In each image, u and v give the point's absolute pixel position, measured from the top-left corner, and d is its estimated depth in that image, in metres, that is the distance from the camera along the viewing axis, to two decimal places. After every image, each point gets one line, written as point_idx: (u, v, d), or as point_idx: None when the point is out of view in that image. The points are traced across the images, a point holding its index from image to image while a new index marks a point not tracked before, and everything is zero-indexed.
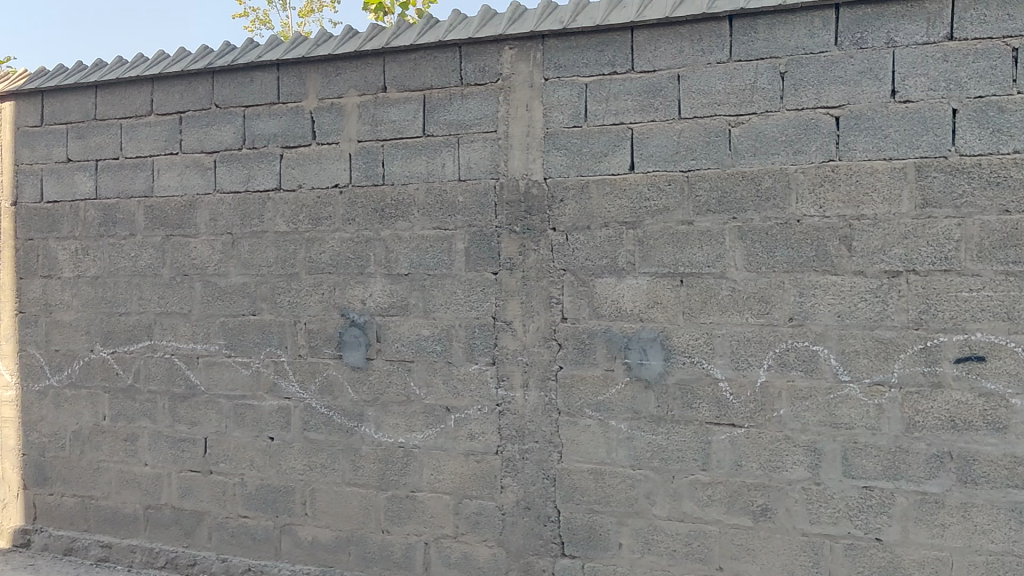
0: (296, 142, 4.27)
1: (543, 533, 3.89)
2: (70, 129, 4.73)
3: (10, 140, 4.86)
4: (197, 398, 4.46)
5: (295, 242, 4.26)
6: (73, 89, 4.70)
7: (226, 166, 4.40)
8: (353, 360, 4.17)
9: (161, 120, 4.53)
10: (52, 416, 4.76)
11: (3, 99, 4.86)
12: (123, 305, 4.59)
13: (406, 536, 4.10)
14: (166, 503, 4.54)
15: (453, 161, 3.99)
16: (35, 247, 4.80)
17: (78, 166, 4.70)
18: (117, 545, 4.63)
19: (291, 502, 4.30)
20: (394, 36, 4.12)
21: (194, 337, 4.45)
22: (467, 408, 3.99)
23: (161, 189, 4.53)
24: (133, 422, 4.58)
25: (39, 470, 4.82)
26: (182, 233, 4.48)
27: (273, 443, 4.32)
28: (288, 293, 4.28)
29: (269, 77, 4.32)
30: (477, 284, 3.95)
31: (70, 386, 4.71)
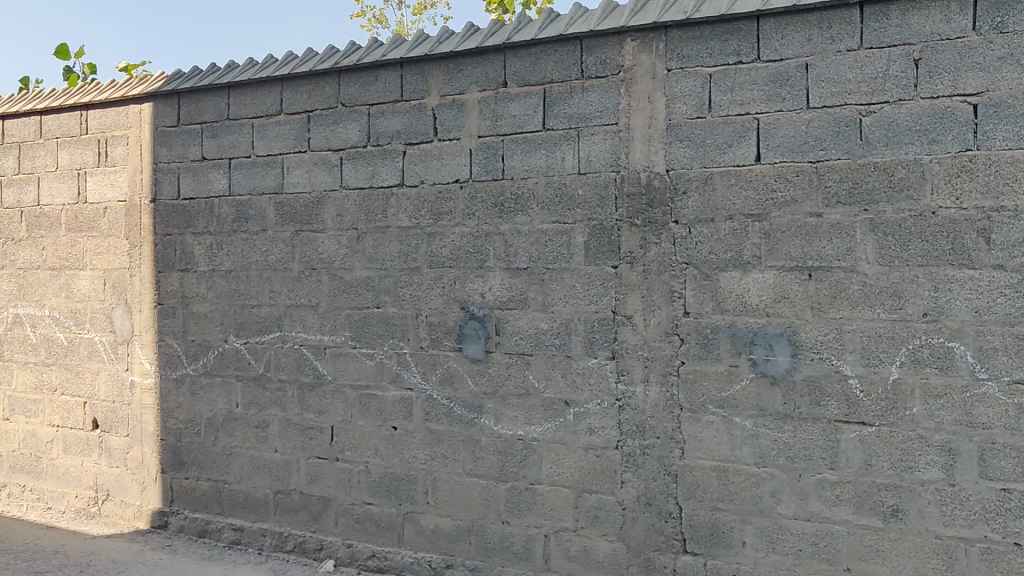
0: (418, 139, 4.34)
1: (664, 529, 3.86)
2: (205, 129, 4.91)
3: (150, 140, 5.05)
4: (324, 387, 4.58)
5: (417, 237, 4.34)
6: (207, 91, 4.88)
7: (351, 162, 4.51)
8: (473, 352, 4.22)
9: (290, 119, 4.66)
10: (189, 403, 4.94)
11: (143, 101, 5.06)
12: (255, 298, 4.75)
13: (526, 528, 4.13)
14: (295, 489, 4.67)
15: (573, 154, 3.99)
16: (172, 242, 4.99)
17: (213, 164, 4.89)
18: (249, 528, 4.78)
19: (413, 490, 4.39)
20: (515, 30, 4.14)
21: (321, 328, 4.58)
22: (586, 402, 3.99)
23: (290, 186, 4.67)
24: (263, 410, 4.74)
25: (176, 455, 5.00)
26: (310, 228, 4.62)
27: (396, 432, 4.41)
28: (410, 286, 4.36)
29: (393, 75, 4.40)
30: (597, 279, 3.94)
31: (206, 374, 4.89)
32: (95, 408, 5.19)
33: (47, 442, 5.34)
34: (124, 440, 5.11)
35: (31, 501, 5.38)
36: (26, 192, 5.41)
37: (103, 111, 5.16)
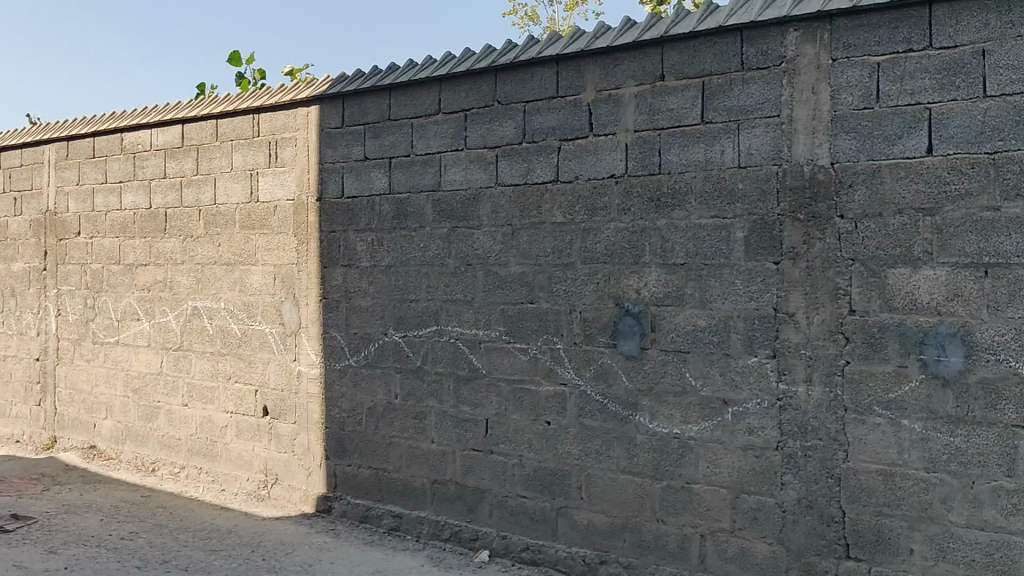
0: (574, 135, 4.32)
1: (826, 533, 3.72)
2: (367, 129, 5.02)
3: (316, 141, 5.23)
4: (479, 380, 4.61)
5: (572, 233, 4.32)
6: (369, 92, 4.99)
7: (507, 160, 4.51)
8: (628, 349, 4.17)
9: (448, 118, 4.71)
10: (351, 393, 5.08)
11: (310, 103, 5.23)
12: (413, 292, 4.84)
13: (682, 527, 4.04)
14: (451, 479, 4.70)
15: (733, 148, 3.92)
16: (336, 238, 5.15)
17: (374, 164, 4.99)
18: (407, 516, 4.84)
19: (567, 485, 4.34)
20: (673, 24, 4.09)
21: (477, 322, 4.62)
22: (746, 401, 3.90)
23: (447, 184, 4.72)
24: (421, 402, 4.81)
25: (339, 443, 5.13)
26: (466, 225, 4.65)
27: (550, 427, 4.39)
28: (565, 282, 4.34)
29: (549, 72, 4.39)
30: (758, 275, 3.85)
31: (367, 366, 5.01)
32: (266, 396, 5.43)
33: (222, 426, 5.64)
34: (292, 426, 5.32)
35: (206, 481, 5.70)
36: (204, 192, 5.71)
37: (274, 114, 5.38)
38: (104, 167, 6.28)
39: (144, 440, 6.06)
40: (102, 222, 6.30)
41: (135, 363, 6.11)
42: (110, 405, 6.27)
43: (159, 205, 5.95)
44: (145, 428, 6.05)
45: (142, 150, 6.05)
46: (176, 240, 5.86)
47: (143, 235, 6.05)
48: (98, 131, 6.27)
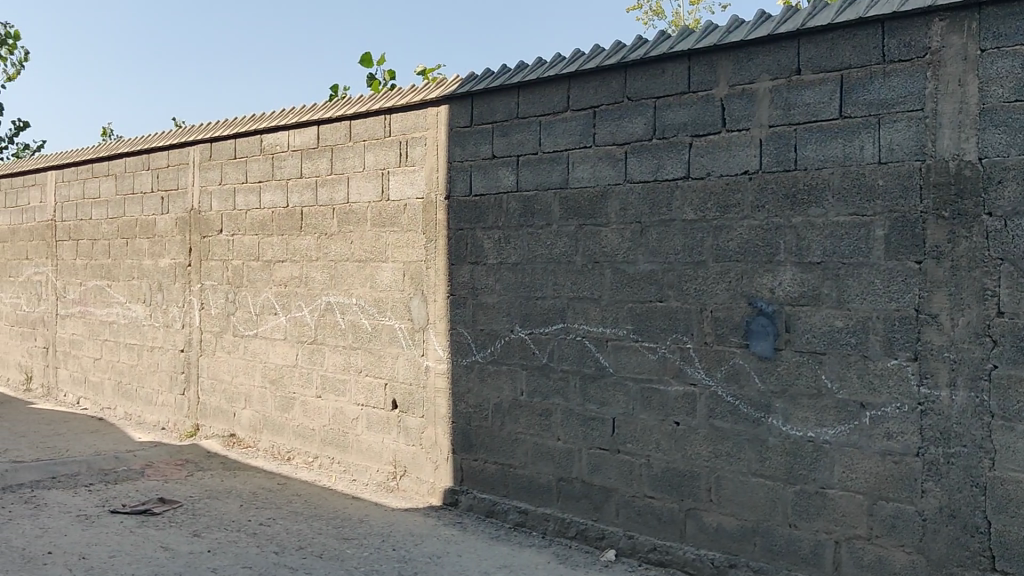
0: (706, 131, 4.26)
1: (970, 544, 3.56)
2: (495, 127, 5.06)
3: (445, 140, 5.29)
4: (606, 378, 4.59)
5: (703, 230, 4.26)
6: (498, 90, 5.03)
7: (636, 157, 4.48)
8: (761, 350, 4.09)
9: (576, 116, 4.70)
10: (478, 389, 5.13)
11: (439, 103, 5.30)
12: (540, 289, 4.85)
13: (816, 533, 3.94)
14: (578, 477, 4.70)
15: (873, 143, 3.79)
16: (464, 236, 5.20)
17: (502, 162, 5.02)
18: (533, 512, 4.86)
19: (696, 486, 4.29)
20: (810, 16, 3.98)
21: (604, 320, 4.60)
22: (884, 405, 3.76)
23: (575, 181, 4.71)
24: (547, 399, 4.82)
25: (466, 437, 5.20)
26: (594, 222, 4.63)
27: (679, 428, 4.34)
28: (695, 280, 4.29)
29: (680, 68, 4.34)
30: (898, 275, 3.72)
31: (494, 362, 5.06)
32: (395, 390, 5.54)
33: (353, 418, 5.79)
34: (420, 420, 5.42)
35: (338, 471, 5.86)
36: (337, 191, 5.87)
37: (405, 115, 5.48)
38: (244, 168, 6.53)
39: (280, 430, 6.28)
40: (241, 220, 6.56)
41: (271, 356, 6.34)
42: (249, 395, 6.52)
43: (295, 203, 6.15)
44: (281, 418, 6.27)
45: (280, 150, 6.26)
46: (311, 237, 6.05)
47: (280, 233, 6.27)
48: (238, 133, 6.52)
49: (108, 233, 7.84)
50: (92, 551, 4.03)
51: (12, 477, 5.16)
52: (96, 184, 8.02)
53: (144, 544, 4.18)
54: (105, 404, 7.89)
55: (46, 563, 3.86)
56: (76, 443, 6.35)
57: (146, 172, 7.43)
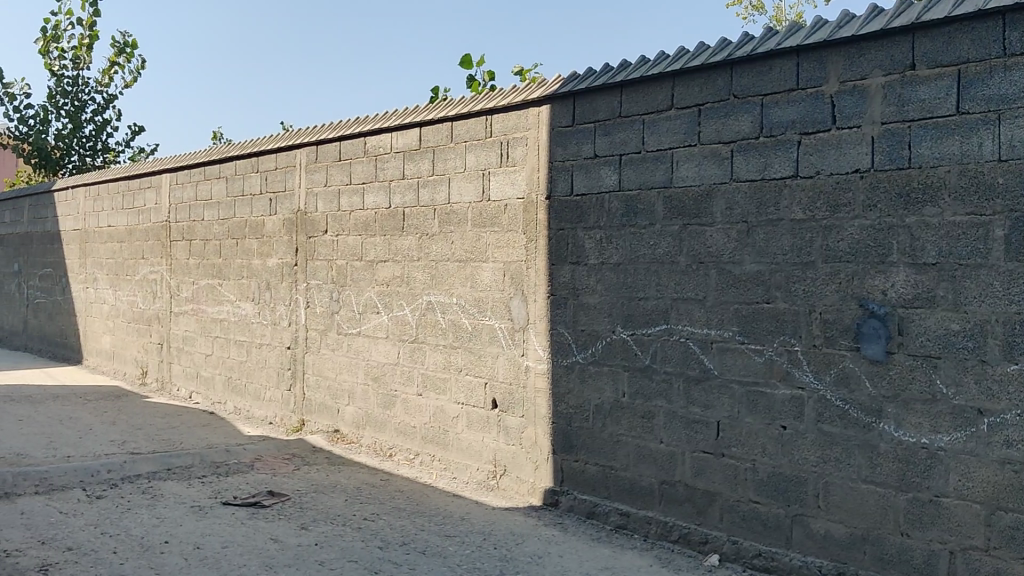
0: (816, 128, 4.16)
1: None
2: (598, 127, 5.03)
3: (547, 140, 5.29)
4: (711, 381, 4.54)
5: (812, 230, 4.17)
6: (600, 90, 5.00)
7: (743, 155, 4.41)
8: (872, 353, 3.98)
9: (680, 114, 4.64)
10: (578, 390, 5.12)
11: (541, 103, 5.30)
12: (643, 290, 4.81)
13: (929, 543, 3.80)
14: (681, 480, 4.65)
15: (992, 139, 3.64)
16: (565, 236, 5.20)
17: (604, 161, 5.00)
18: (634, 515, 4.82)
19: (804, 492, 4.20)
20: (926, 9, 3.84)
21: (709, 322, 4.54)
22: (1003, 412, 3.61)
23: (680, 180, 4.66)
24: (650, 400, 4.78)
25: (566, 438, 5.19)
26: (698, 222, 4.58)
27: (785, 432, 4.26)
28: (804, 281, 4.20)
29: (789, 64, 4.25)
30: (1020, 276, 3.57)
31: (595, 363, 5.04)
32: (496, 389, 5.58)
33: (454, 416, 5.85)
34: (520, 420, 5.44)
35: (439, 469, 5.93)
36: (439, 191, 5.94)
37: (506, 115, 5.50)
38: (349, 170, 6.66)
39: (382, 427, 6.39)
40: (346, 221, 6.70)
41: (374, 354, 6.46)
42: (352, 392, 6.65)
43: (398, 204, 6.25)
44: (383, 415, 6.38)
45: (383, 152, 6.36)
46: (412, 238, 6.14)
47: (383, 233, 6.38)
48: (343, 135, 6.66)
49: (219, 233, 8.10)
50: (205, 541, 4.16)
51: (130, 468, 5.38)
52: (207, 187, 8.30)
53: (255, 535, 4.30)
54: (215, 399, 8.15)
55: (163, 552, 4.00)
56: (188, 436, 6.57)
57: (255, 174, 7.65)
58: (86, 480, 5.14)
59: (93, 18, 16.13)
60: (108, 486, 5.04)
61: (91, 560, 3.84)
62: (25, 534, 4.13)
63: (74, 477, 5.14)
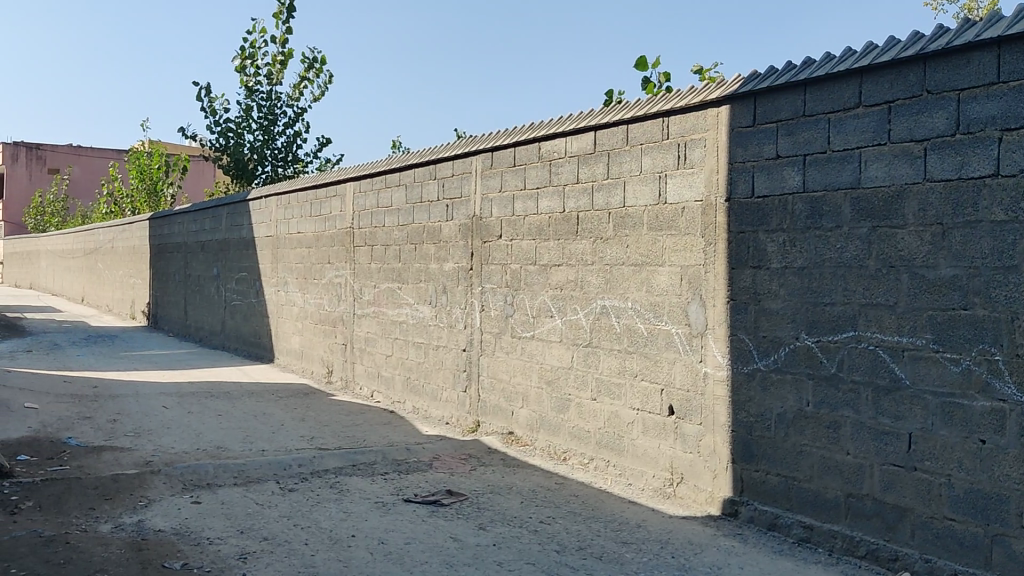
0: (1019, 124, 3.88)
1: None
2: (780, 127, 4.88)
3: (726, 141, 5.17)
4: (903, 391, 4.32)
5: (1015, 231, 3.89)
6: (783, 89, 4.85)
7: (938, 153, 4.17)
8: None
9: (869, 112, 4.44)
10: (760, 398, 4.99)
11: (720, 103, 5.19)
12: (828, 295, 4.63)
13: None
14: (869, 494, 4.45)
15: None
16: (746, 239, 5.07)
17: (788, 162, 4.85)
18: (819, 528, 4.66)
19: (1004, 511, 3.92)
20: None
21: (900, 329, 4.32)
22: None
23: (868, 181, 4.45)
24: (836, 410, 4.60)
25: (746, 447, 5.06)
26: (889, 224, 4.36)
27: (984, 446, 4.00)
28: (1005, 287, 3.93)
29: (988, 56, 3.98)
30: None
31: (777, 370, 4.90)
32: (672, 396, 5.51)
33: (629, 422, 5.82)
34: (698, 427, 5.34)
35: (614, 474, 5.90)
36: (614, 195, 5.92)
37: (683, 117, 5.42)
38: (524, 174, 6.74)
39: (557, 431, 6.43)
40: (520, 225, 6.78)
41: (549, 358, 6.51)
42: (526, 395, 6.73)
43: (573, 208, 6.28)
44: (557, 418, 6.42)
45: (557, 157, 6.41)
46: (587, 242, 6.15)
47: (557, 237, 6.42)
48: (518, 141, 6.75)
49: (399, 239, 8.37)
50: (389, 537, 4.30)
51: (318, 463, 5.63)
52: (388, 194, 8.59)
53: (436, 533, 4.42)
54: (395, 398, 8.43)
55: (350, 545, 4.17)
56: (371, 434, 6.82)
57: (433, 182, 7.86)
58: (279, 473, 5.43)
59: (286, 35, 17.06)
60: (299, 480, 5.30)
61: (285, 550, 4.04)
62: (225, 523, 4.39)
63: (268, 471, 5.43)
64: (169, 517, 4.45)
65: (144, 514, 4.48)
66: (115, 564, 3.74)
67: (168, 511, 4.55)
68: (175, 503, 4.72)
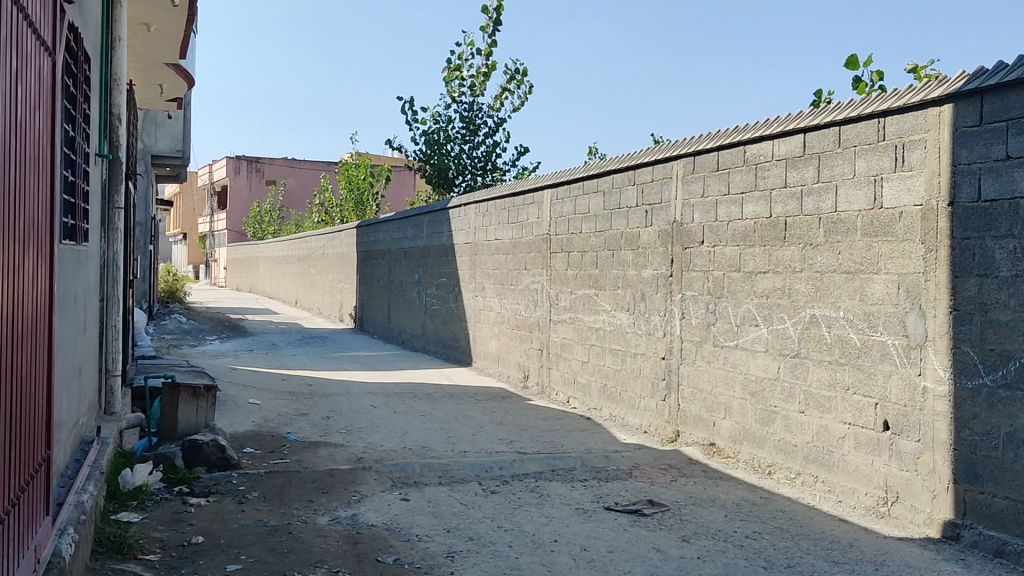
0: None
1: None
2: (1011, 126, 4.53)
3: (949, 142, 4.85)
4: None
5: None
6: (1013, 86, 4.51)
7: None
8: None
9: None
10: (986, 416, 4.64)
11: (943, 102, 4.88)
12: None
13: None
14: None
15: None
16: (971, 246, 4.73)
17: (1019, 163, 4.49)
18: None
19: None
20: None
21: None
22: None
23: None
24: None
25: (970, 467, 4.72)
26: None
27: None
28: None
29: None
30: None
31: (1006, 387, 4.54)
32: (888, 411, 5.25)
33: (840, 437, 5.59)
34: (916, 444, 5.05)
35: (823, 491, 5.67)
36: (825, 200, 5.71)
37: (901, 118, 5.16)
38: (727, 179, 6.61)
39: (761, 443, 6.26)
40: (723, 231, 6.66)
41: (753, 368, 6.35)
42: (729, 406, 6.59)
43: (780, 214, 6.10)
44: (762, 431, 6.25)
45: (763, 161, 6.25)
46: (796, 248, 5.96)
47: (764, 243, 6.25)
48: (722, 145, 6.64)
49: (597, 245, 8.40)
50: (591, 544, 4.32)
51: (519, 467, 5.72)
52: (586, 201, 8.64)
53: (638, 543, 4.39)
54: (592, 405, 8.46)
55: (553, 550, 4.21)
56: (569, 439, 6.87)
57: (632, 188, 7.84)
58: (482, 475, 5.55)
59: (490, 48, 17.42)
60: (501, 483, 5.41)
61: (490, 551, 4.13)
62: (433, 521, 4.53)
63: (471, 472, 5.57)
64: (380, 513, 4.63)
65: (358, 509, 4.69)
66: (333, 556, 3.92)
67: (379, 507, 4.74)
68: (385, 499, 4.91)
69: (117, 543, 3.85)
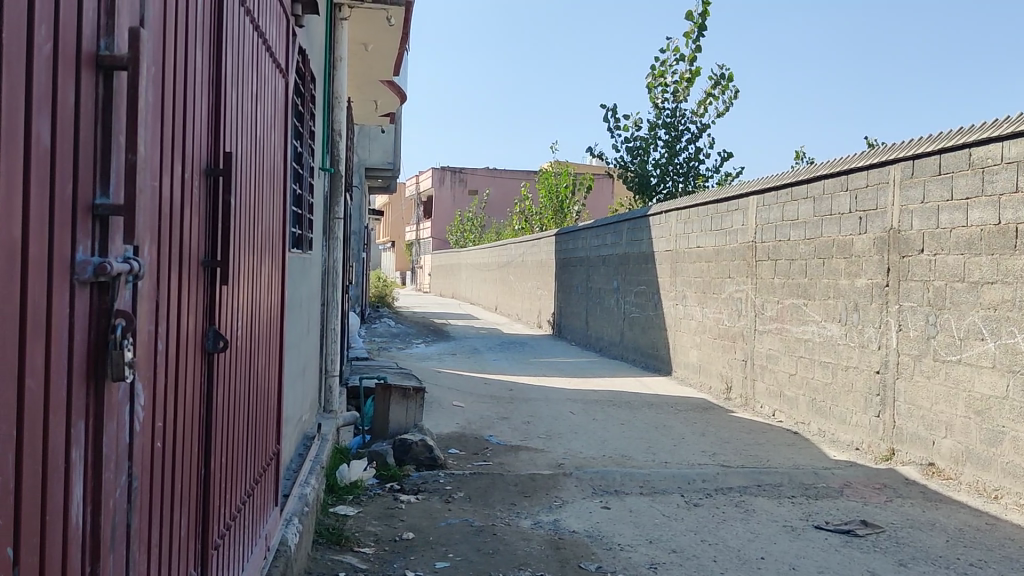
0: None
1: None
2: None
3: None
4: None
5: None
6: None
7: None
8: None
9: None
10: None
11: None
12: None
13: None
14: None
15: None
16: None
17: None
18: None
19: None
20: None
21: None
22: None
23: None
24: None
25: None
26: None
27: None
28: None
29: None
30: None
31: None
32: None
33: None
34: None
35: None
36: None
37: None
38: (951, 184, 6.23)
39: (987, 465, 5.84)
40: (946, 239, 6.28)
41: (979, 385, 5.94)
42: (951, 424, 6.20)
43: (1010, 220, 5.68)
44: (988, 452, 5.83)
45: (992, 164, 5.85)
46: None
47: (991, 252, 5.85)
48: (945, 148, 6.27)
49: (806, 253, 8.13)
50: (800, 563, 4.18)
51: (723, 480, 5.62)
52: (795, 207, 8.38)
53: (851, 565, 4.21)
54: (800, 418, 8.19)
55: (759, 567, 4.11)
56: (776, 453, 6.68)
57: (845, 193, 7.54)
58: (684, 486, 5.48)
59: (694, 53, 17.18)
60: (705, 495, 5.33)
61: (694, 564, 4.08)
62: (635, 530, 4.53)
63: (673, 483, 5.51)
64: (582, 520, 4.67)
65: (559, 515, 4.75)
66: (537, 559, 3.99)
67: (581, 513, 4.78)
68: (586, 506, 4.94)
69: (335, 535, 4.09)
